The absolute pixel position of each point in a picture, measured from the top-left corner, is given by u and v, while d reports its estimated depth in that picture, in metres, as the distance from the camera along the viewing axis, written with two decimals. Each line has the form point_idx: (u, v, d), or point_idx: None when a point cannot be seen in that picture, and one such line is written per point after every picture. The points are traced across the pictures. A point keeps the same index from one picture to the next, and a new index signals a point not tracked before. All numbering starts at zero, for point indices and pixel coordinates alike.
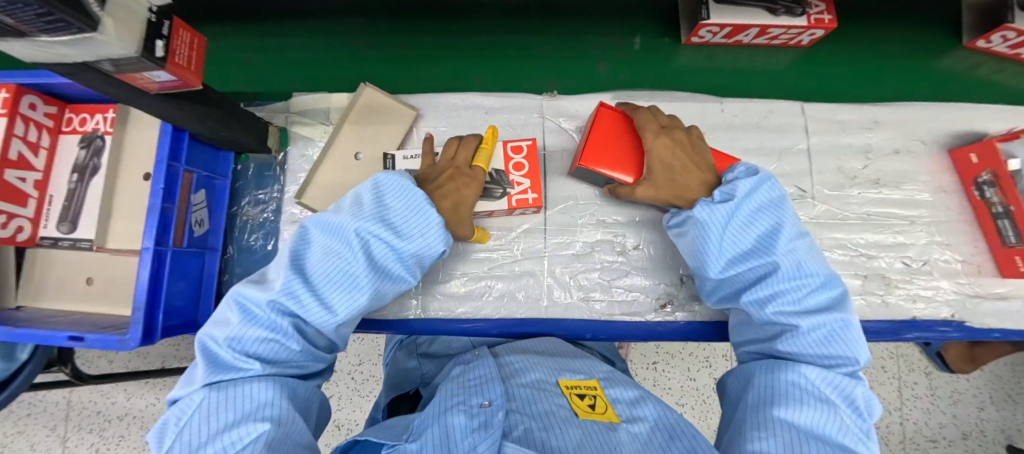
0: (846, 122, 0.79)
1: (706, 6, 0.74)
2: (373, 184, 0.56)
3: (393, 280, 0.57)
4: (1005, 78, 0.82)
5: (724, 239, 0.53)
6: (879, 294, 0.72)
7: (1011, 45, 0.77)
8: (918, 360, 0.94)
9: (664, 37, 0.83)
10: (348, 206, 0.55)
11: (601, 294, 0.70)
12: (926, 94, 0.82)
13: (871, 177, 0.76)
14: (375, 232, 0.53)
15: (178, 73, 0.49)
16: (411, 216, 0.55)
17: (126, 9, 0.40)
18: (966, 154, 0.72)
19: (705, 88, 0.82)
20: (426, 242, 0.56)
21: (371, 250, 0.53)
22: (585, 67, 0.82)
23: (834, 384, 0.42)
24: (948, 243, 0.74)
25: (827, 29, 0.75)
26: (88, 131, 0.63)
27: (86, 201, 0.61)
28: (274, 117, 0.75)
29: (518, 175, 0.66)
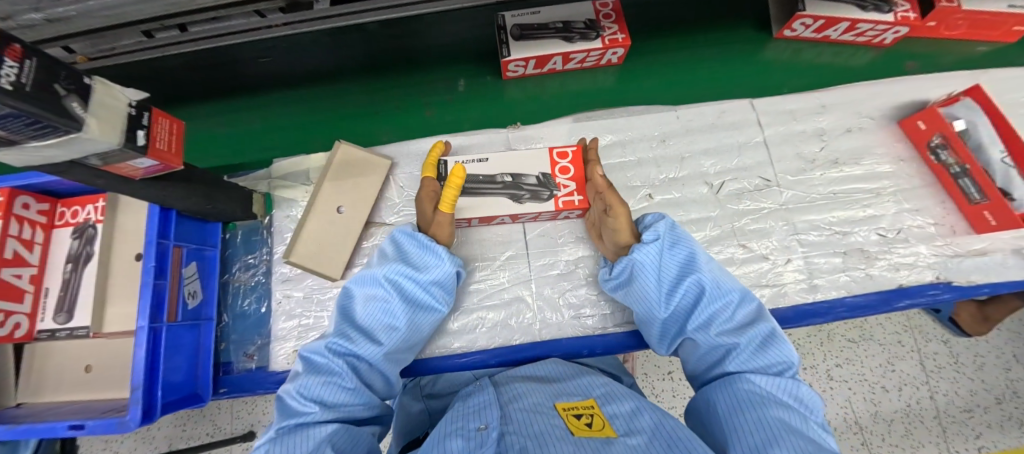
0: (795, 111, 0.78)
1: (505, 44, 0.75)
2: (391, 241, 0.61)
3: (428, 310, 0.59)
4: (832, 59, 0.84)
5: (659, 274, 0.59)
6: (861, 268, 0.71)
7: (814, 29, 0.80)
8: (932, 329, 1.02)
9: (485, 75, 0.83)
10: (376, 259, 0.62)
11: (592, 309, 0.69)
12: (779, 85, 0.82)
13: (829, 157, 0.75)
14: (399, 271, 0.58)
15: (161, 158, 0.51)
16: (422, 256, 0.60)
17: (109, 107, 0.43)
18: (914, 123, 0.75)
19: (543, 115, 0.80)
20: (445, 269, 0.60)
21: (401, 286, 0.57)
22: (414, 115, 0.82)
23: (780, 387, 0.46)
24: (918, 209, 0.74)
25: (625, 46, 0.75)
26: (81, 222, 0.69)
27: (80, 289, 0.66)
28: (257, 184, 0.77)
29: (564, 178, 0.67)
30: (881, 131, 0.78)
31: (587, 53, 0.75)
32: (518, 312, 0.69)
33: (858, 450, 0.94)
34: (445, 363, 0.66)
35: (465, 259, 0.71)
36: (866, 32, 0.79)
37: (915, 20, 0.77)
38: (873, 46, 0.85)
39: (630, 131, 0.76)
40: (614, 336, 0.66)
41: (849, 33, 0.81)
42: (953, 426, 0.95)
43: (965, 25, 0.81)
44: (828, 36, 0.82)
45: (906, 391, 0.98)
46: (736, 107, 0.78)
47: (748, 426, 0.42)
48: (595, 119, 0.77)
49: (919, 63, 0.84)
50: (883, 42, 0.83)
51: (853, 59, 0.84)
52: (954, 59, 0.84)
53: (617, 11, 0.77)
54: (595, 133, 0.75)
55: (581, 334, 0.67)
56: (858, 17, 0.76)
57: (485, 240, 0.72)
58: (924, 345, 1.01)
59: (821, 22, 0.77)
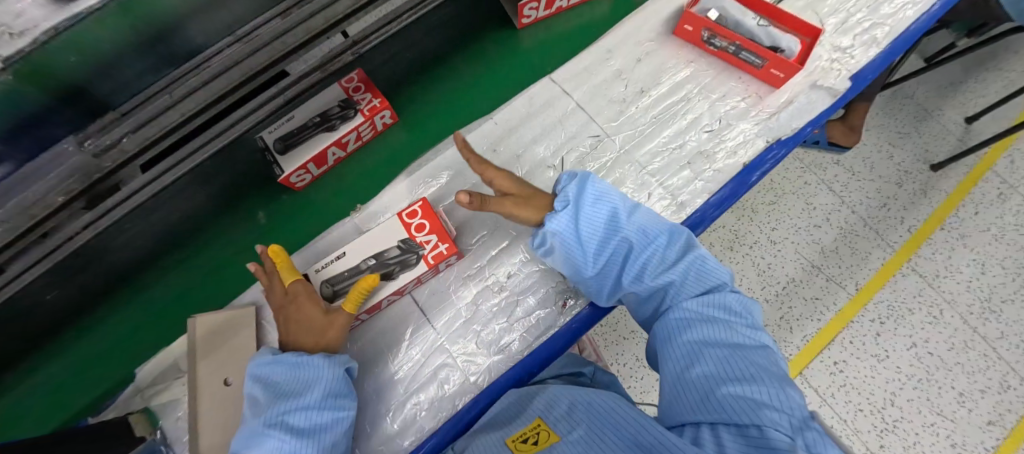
0: (589, 65, 0.83)
1: (275, 163, 0.74)
2: (256, 380, 0.57)
3: (332, 427, 0.56)
4: (580, 21, 0.92)
5: (581, 240, 0.59)
6: (709, 166, 0.77)
7: (545, 6, 0.86)
8: (822, 157, 1.16)
9: (281, 195, 0.81)
10: (251, 408, 0.56)
11: (511, 334, 0.68)
12: (548, 65, 0.89)
13: (636, 90, 0.81)
14: (281, 408, 0.53)
15: None
16: (299, 373, 0.57)
17: None
18: (682, 28, 0.83)
19: (352, 203, 0.80)
20: (329, 374, 0.57)
21: (290, 422, 0.53)
22: (231, 269, 0.77)
23: (711, 304, 0.53)
24: (724, 95, 0.82)
25: (387, 107, 0.78)
26: None
27: None
28: (129, 404, 0.69)
29: (423, 234, 0.66)
30: (663, 47, 0.85)
31: (355, 131, 0.77)
32: (447, 376, 0.67)
33: (826, 286, 1.06)
34: None
35: (374, 358, 0.68)
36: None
37: None
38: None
39: (463, 157, 0.77)
40: (542, 346, 0.67)
41: None
42: (880, 223, 1.11)
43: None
44: (561, 7, 0.89)
45: (834, 218, 1.11)
46: (537, 91, 0.81)
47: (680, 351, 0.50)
48: (428, 163, 0.77)
49: None
50: None
51: (595, 12, 0.92)
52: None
53: (364, 80, 0.78)
54: (432, 177, 0.76)
55: (513, 364, 0.66)
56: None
57: (385, 328, 0.69)
58: (825, 173, 1.15)
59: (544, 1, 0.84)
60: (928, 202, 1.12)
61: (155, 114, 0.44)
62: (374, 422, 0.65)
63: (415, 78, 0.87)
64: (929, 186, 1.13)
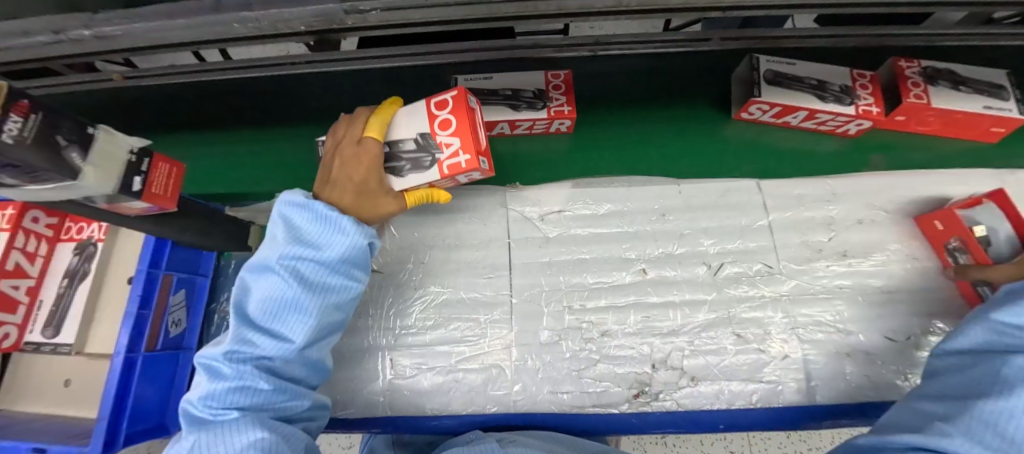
0: (803, 196, 0.75)
1: None
2: (282, 206, 0.49)
3: (344, 289, 0.51)
4: (794, 145, 0.82)
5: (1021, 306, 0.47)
6: (866, 373, 0.66)
7: (772, 114, 0.79)
8: None
9: None
10: (268, 239, 0.50)
11: (571, 385, 0.65)
12: (735, 170, 0.79)
13: (837, 249, 0.72)
14: (297, 252, 0.48)
15: (156, 201, 0.51)
16: (321, 228, 0.48)
17: (109, 153, 0.45)
18: (931, 221, 0.70)
19: (487, 176, 0.79)
20: (351, 242, 0.49)
21: (300, 270, 0.48)
22: None
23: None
24: (933, 313, 0.68)
25: (571, 118, 0.76)
26: (84, 238, 0.71)
27: (72, 306, 0.68)
28: (256, 217, 0.78)
29: (445, 135, 0.49)
30: (892, 225, 0.74)
31: (532, 122, 0.76)
32: (494, 378, 0.66)
33: None
34: (416, 424, 0.64)
35: (447, 318, 0.69)
36: (827, 121, 0.77)
37: (877, 114, 0.74)
38: (838, 135, 0.82)
39: (629, 202, 0.74)
40: (591, 416, 0.63)
41: (809, 121, 0.79)
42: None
43: (936, 121, 0.77)
44: (789, 122, 0.80)
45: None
46: (732, 187, 0.76)
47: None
48: (595, 186, 0.76)
49: (888, 158, 0.81)
50: (848, 133, 0.81)
51: (819, 145, 0.81)
52: (925, 155, 0.81)
53: (567, 81, 0.77)
54: (592, 201, 0.74)
55: (555, 411, 0.64)
56: (816, 107, 0.74)
57: (471, 300, 0.70)
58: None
59: (778, 109, 0.76)
60: None
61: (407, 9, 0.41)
62: (415, 369, 0.67)
63: (624, 105, 0.86)
64: None
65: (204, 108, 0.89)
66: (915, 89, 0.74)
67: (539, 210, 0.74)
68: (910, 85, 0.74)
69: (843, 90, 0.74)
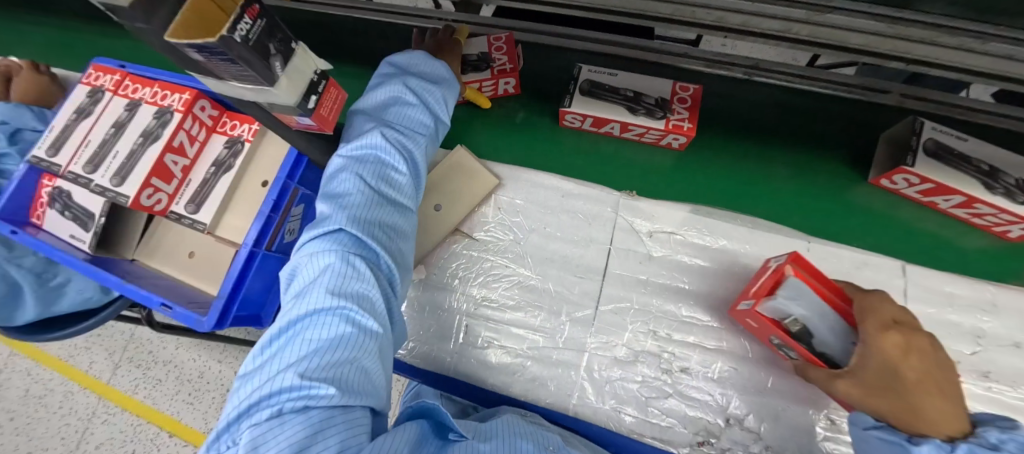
0: (955, 296, 0.65)
1: (569, 95, 0.73)
2: (389, 60, 0.66)
3: (441, 121, 0.67)
4: (934, 230, 0.70)
5: None
6: None
7: (919, 189, 0.67)
8: None
9: (545, 115, 0.82)
10: (378, 79, 0.65)
11: (635, 409, 0.63)
12: (848, 237, 0.70)
13: (980, 366, 0.62)
14: (414, 82, 0.63)
15: (319, 122, 0.55)
16: (431, 69, 0.66)
17: (300, 70, 0.48)
18: (745, 317, 0.59)
19: (585, 173, 0.77)
20: (454, 80, 0.66)
21: (418, 93, 0.63)
22: (466, 133, 0.83)
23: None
24: None
25: (687, 136, 0.70)
26: (235, 135, 0.78)
27: (213, 191, 0.76)
28: None
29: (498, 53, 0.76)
30: None
31: (645, 129, 0.71)
32: (560, 377, 0.65)
33: None
34: (473, 392, 0.66)
35: (528, 303, 0.69)
36: (984, 215, 0.65)
37: None
38: (992, 233, 0.69)
39: (748, 244, 0.69)
40: (647, 446, 0.61)
41: (962, 208, 0.66)
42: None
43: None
44: (935, 203, 0.69)
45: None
46: (868, 262, 0.68)
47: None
48: (714, 217, 0.71)
49: None
50: (1008, 234, 0.67)
51: (961, 239, 0.69)
52: None
53: (695, 98, 0.71)
54: (709, 232, 0.70)
55: (612, 428, 0.62)
56: (976, 196, 0.61)
57: (557, 294, 0.69)
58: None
59: (928, 185, 0.64)
60: None
61: None
62: (485, 341, 0.68)
63: (762, 139, 0.78)
64: None
65: (353, 42, 0.93)
66: None
67: (648, 226, 0.71)
68: None
69: None
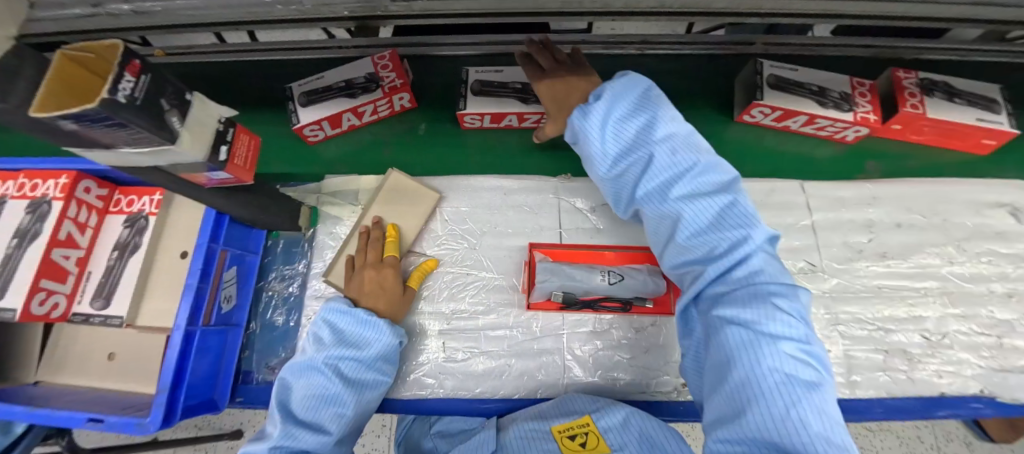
0: (846, 198, 0.77)
1: (462, 98, 0.75)
2: (321, 322, 0.59)
3: (375, 387, 0.58)
4: (795, 148, 0.82)
5: (623, 157, 0.56)
6: (903, 370, 0.69)
7: (773, 118, 0.78)
8: (958, 430, 0.99)
9: (445, 122, 0.83)
10: (312, 344, 0.58)
11: (621, 373, 0.66)
12: (729, 168, 0.80)
13: (878, 250, 0.74)
14: (340, 355, 0.56)
15: (235, 173, 0.51)
16: (363, 332, 0.59)
17: (200, 122, 0.44)
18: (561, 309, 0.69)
19: (498, 169, 0.79)
20: (385, 341, 0.59)
21: (343, 369, 0.56)
22: (371, 154, 0.82)
23: (764, 317, 0.42)
24: (964, 315, 0.73)
25: None
26: (134, 211, 0.71)
27: (122, 278, 0.68)
28: (307, 197, 0.78)
29: (385, 71, 0.73)
30: (928, 229, 0.76)
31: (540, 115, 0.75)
32: (546, 365, 0.67)
33: None
34: (466, 406, 0.65)
35: (498, 304, 0.70)
36: (826, 127, 0.77)
37: (875, 122, 0.73)
38: (836, 141, 0.82)
39: None
40: (639, 403, 0.64)
41: (809, 126, 0.79)
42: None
43: (931, 131, 0.78)
44: (789, 126, 0.81)
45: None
46: (775, 188, 0.78)
47: (710, 362, 0.44)
48: None
49: (881, 164, 0.82)
50: (847, 139, 0.81)
51: (815, 151, 0.82)
52: (919, 163, 0.82)
53: None
54: None
55: (604, 397, 0.65)
56: (816, 113, 0.73)
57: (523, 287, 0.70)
58: (948, 445, 0.98)
59: (778, 112, 0.76)
60: None
61: None
62: (466, 353, 0.68)
63: None
64: None
65: (247, 84, 0.87)
66: (909, 99, 0.73)
67: (589, 202, 0.75)
68: (907, 95, 0.73)
69: (843, 97, 0.73)
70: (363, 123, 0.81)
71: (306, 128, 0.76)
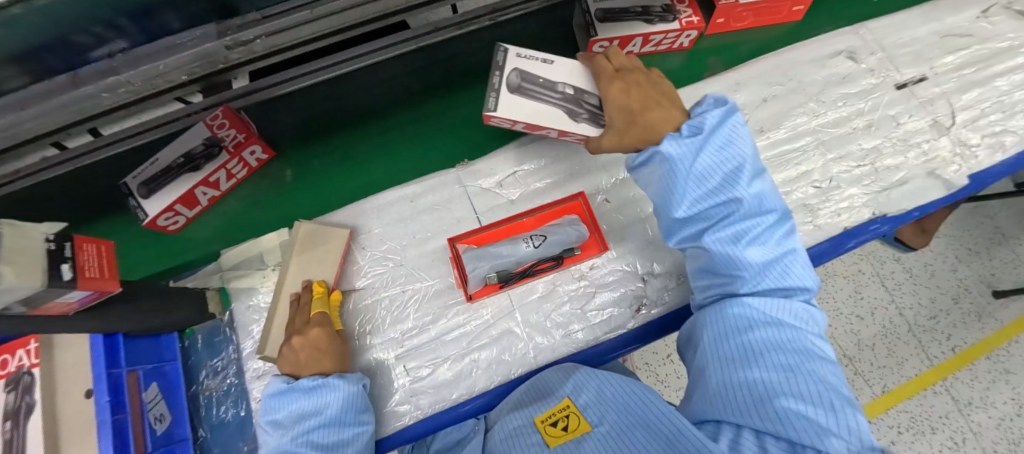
0: (716, 92, 0.84)
1: (495, 92, 0.62)
2: (271, 408, 0.56)
3: (357, 440, 0.55)
4: (647, 67, 0.90)
5: (689, 174, 0.52)
6: (809, 220, 0.77)
7: None
8: (883, 251, 1.13)
9: (308, 159, 0.86)
10: (272, 434, 0.54)
11: (580, 323, 0.68)
12: None
13: (755, 127, 0.83)
14: (306, 427, 0.52)
15: (93, 286, 0.46)
16: (317, 396, 0.55)
17: (22, 248, 0.39)
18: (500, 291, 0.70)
19: (373, 186, 0.84)
20: (345, 391, 0.56)
21: (316, 440, 0.52)
22: (247, 218, 0.82)
23: (785, 308, 0.46)
24: (842, 155, 0.82)
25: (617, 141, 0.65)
26: (11, 371, 0.62)
27: (27, 447, 0.59)
28: (209, 280, 0.72)
29: (225, 132, 0.70)
30: (791, 94, 0.86)
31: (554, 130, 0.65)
32: (510, 345, 0.67)
33: (852, 380, 1.02)
34: (449, 417, 0.64)
35: (444, 306, 0.69)
36: (661, 40, 0.84)
37: (699, 23, 0.81)
38: (676, 50, 0.90)
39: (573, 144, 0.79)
40: (604, 343, 0.67)
41: (648, 45, 0.85)
42: (925, 335, 1.05)
43: (749, 14, 0.88)
44: (632, 50, 0.86)
45: (877, 314, 1.07)
46: None
47: (722, 325, 0.47)
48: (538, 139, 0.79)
49: (722, 58, 0.91)
50: (684, 45, 0.89)
51: (664, 64, 0.90)
52: (751, 47, 0.92)
53: None
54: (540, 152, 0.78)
55: (573, 350, 0.67)
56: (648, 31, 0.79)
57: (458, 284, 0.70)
58: (882, 268, 1.11)
59: (617, 41, 0.80)
60: (981, 327, 1.06)
61: (292, 24, 0.41)
62: (431, 366, 0.67)
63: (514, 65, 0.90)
64: (985, 311, 1.07)
65: None
66: None
67: (493, 179, 0.76)
68: None
69: (664, 10, 0.80)
70: (223, 192, 0.81)
71: (161, 218, 0.74)
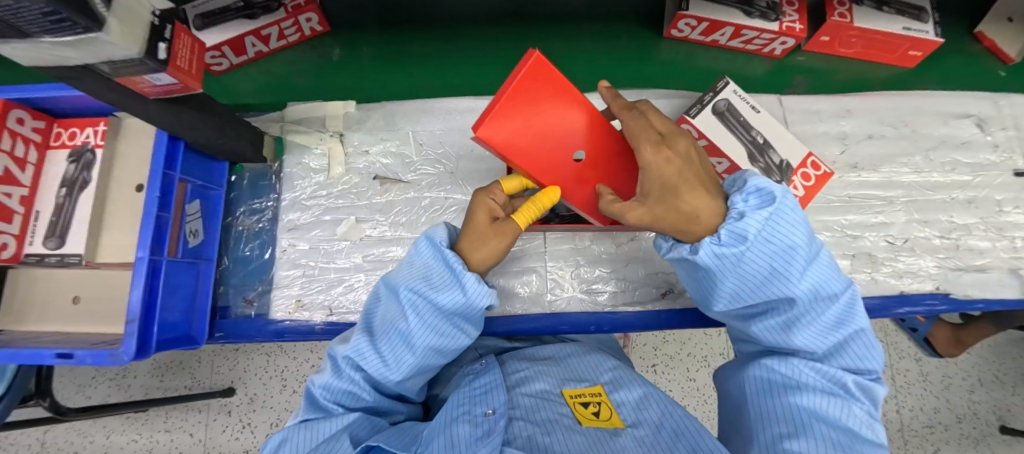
0: (821, 111, 0.80)
1: (701, 104, 0.67)
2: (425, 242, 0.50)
3: (453, 340, 0.49)
4: (727, 65, 0.86)
5: (737, 274, 0.42)
6: (867, 272, 0.73)
7: (700, 31, 0.82)
8: (907, 347, 1.06)
9: (360, 45, 0.85)
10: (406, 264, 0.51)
11: (603, 285, 0.69)
12: (659, 83, 0.84)
13: (849, 161, 0.77)
14: (417, 293, 0.47)
15: (178, 77, 0.47)
16: (440, 277, 0.47)
17: (130, 9, 0.38)
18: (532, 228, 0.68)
19: (423, 92, 0.83)
20: (463, 297, 0.46)
21: (420, 310, 0.47)
22: (285, 84, 0.83)
23: (852, 416, 0.38)
24: (926, 221, 0.76)
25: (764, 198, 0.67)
26: (78, 145, 0.65)
27: (74, 214, 0.63)
28: (268, 126, 0.74)
29: None
30: (900, 139, 0.79)
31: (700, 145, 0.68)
32: (528, 281, 0.68)
33: None
34: None
35: None
36: (753, 39, 0.82)
37: (800, 32, 0.78)
38: (766, 56, 0.87)
39: None
40: (620, 313, 0.67)
41: (736, 40, 0.83)
42: (914, 439, 1.01)
43: (858, 43, 0.83)
44: (717, 41, 0.84)
45: None
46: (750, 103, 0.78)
47: (766, 419, 0.40)
48: None
49: (809, 78, 0.86)
50: (775, 53, 0.86)
51: (748, 67, 0.86)
52: (845, 78, 0.87)
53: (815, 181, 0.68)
54: None
55: (590, 310, 0.67)
56: (742, 22, 0.77)
57: None
58: (897, 361, 1.06)
59: (705, 24, 0.79)
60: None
61: None
62: None
63: (616, 20, 0.87)
64: (981, 442, 1.01)
65: None
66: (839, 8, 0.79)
67: None
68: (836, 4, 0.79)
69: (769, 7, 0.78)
70: (270, 49, 0.83)
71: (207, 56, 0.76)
